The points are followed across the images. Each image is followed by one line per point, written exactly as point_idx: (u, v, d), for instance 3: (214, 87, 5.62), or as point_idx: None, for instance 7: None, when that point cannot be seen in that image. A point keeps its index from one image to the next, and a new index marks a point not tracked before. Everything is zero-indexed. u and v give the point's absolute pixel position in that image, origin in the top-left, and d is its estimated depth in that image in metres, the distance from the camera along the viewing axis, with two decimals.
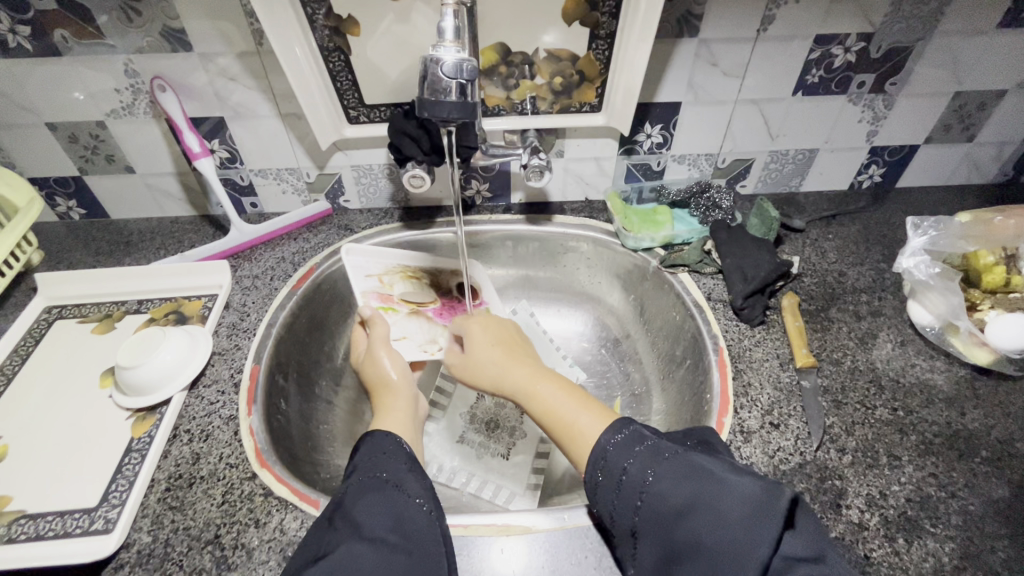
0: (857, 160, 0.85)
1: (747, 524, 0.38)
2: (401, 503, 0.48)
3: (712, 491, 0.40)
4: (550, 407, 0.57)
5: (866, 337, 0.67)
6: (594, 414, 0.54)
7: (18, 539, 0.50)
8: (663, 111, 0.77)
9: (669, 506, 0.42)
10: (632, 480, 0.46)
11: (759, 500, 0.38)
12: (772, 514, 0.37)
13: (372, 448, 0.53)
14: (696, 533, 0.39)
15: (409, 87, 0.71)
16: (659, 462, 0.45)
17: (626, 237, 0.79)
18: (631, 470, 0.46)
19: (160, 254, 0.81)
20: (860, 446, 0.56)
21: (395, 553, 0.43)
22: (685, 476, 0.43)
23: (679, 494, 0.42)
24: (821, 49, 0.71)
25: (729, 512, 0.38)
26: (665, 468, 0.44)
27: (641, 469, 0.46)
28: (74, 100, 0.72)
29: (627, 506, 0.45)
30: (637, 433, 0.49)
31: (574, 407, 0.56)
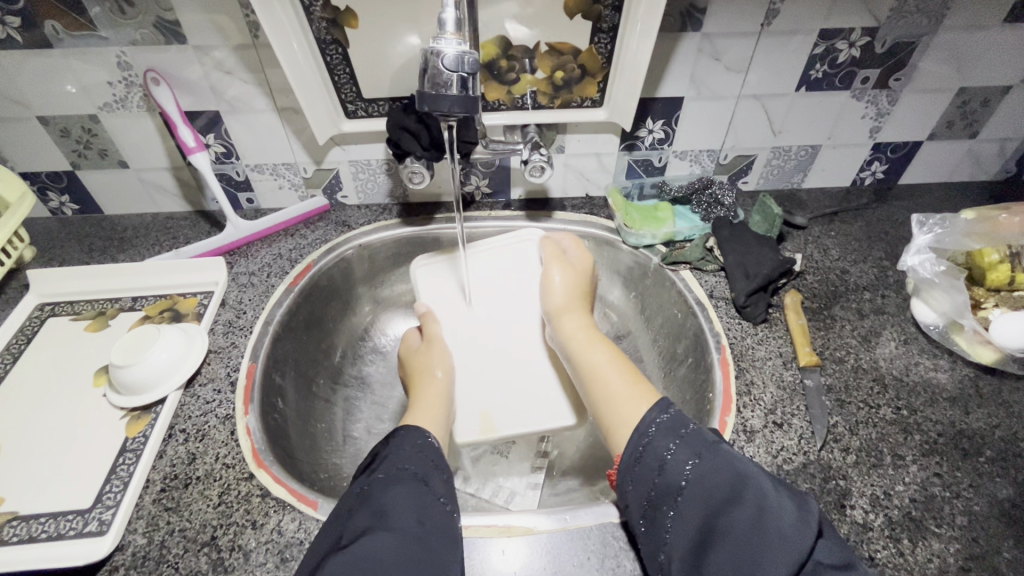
0: (860, 157, 0.84)
1: (792, 531, 0.39)
2: (424, 498, 0.47)
3: (760, 492, 0.41)
4: (600, 369, 0.59)
5: (869, 336, 0.66)
6: (639, 393, 0.55)
7: (10, 541, 0.49)
8: (665, 107, 0.76)
9: (711, 499, 0.42)
10: (675, 463, 0.45)
11: (802, 510, 0.40)
12: (808, 526, 0.39)
13: (403, 439, 0.52)
14: (738, 531, 0.40)
15: (408, 81, 0.70)
16: (706, 452, 0.45)
17: (627, 234, 0.78)
18: (676, 453, 0.46)
19: (155, 250, 0.80)
20: (864, 445, 0.56)
21: (415, 544, 0.43)
22: (725, 473, 0.43)
23: (727, 487, 0.42)
24: (826, 44, 0.70)
25: (771, 516, 0.40)
26: (711, 458, 0.44)
27: (685, 455, 0.45)
28: (66, 94, 0.70)
29: (662, 489, 0.45)
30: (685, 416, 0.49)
31: (623, 380, 0.57)
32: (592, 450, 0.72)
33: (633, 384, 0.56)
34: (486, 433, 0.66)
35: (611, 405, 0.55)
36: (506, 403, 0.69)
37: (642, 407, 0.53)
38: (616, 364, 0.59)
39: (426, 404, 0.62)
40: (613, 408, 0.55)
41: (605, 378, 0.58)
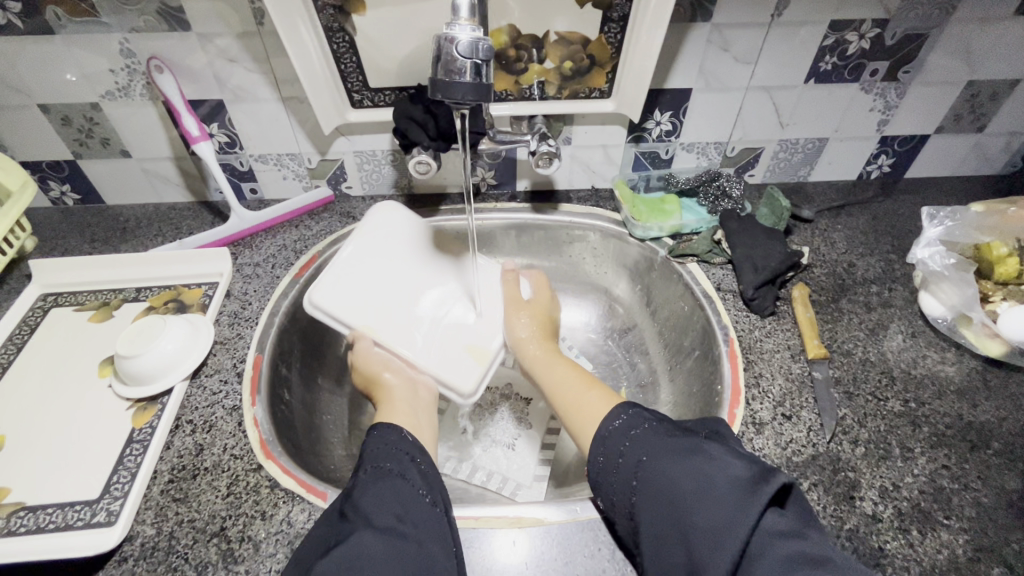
0: (867, 150, 0.84)
1: (729, 502, 0.38)
2: (403, 490, 0.47)
3: (700, 471, 0.41)
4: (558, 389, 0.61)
5: (877, 329, 0.66)
6: (599, 394, 0.57)
7: (18, 531, 0.48)
8: (673, 98, 0.76)
9: (661, 488, 0.43)
10: (628, 461, 0.47)
11: (745, 481, 0.39)
12: (757, 493, 0.38)
13: (376, 437, 0.51)
14: (684, 513, 0.40)
15: (415, 70, 0.69)
16: (652, 446, 0.46)
17: (634, 227, 0.78)
18: (628, 452, 0.47)
19: (158, 241, 0.80)
20: (872, 438, 0.56)
21: (405, 541, 0.43)
22: (678, 453, 0.44)
23: (674, 472, 0.43)
24: (836, 36, 0.69)
25: (716, 489, 0.39)
26: (658, 450, 0.45)
27: (638, 452, 0.47)
28: (68, 81, 0.69)
29: (623, 485, 0.46)
30: (639, 415, 0.50)
31: (580, 389, 0.59)
32: None
33: (596, 390, 0.58)
34: (484, 361, 0.65)
35: (578, 408, 0.57)
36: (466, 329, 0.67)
37: (606, 405, 0.55)
38: (574, 376, 0.62)
39: (406, 408, 0.58)
40: (576, 411, 0.57)
41: (567, 389, 0.60)
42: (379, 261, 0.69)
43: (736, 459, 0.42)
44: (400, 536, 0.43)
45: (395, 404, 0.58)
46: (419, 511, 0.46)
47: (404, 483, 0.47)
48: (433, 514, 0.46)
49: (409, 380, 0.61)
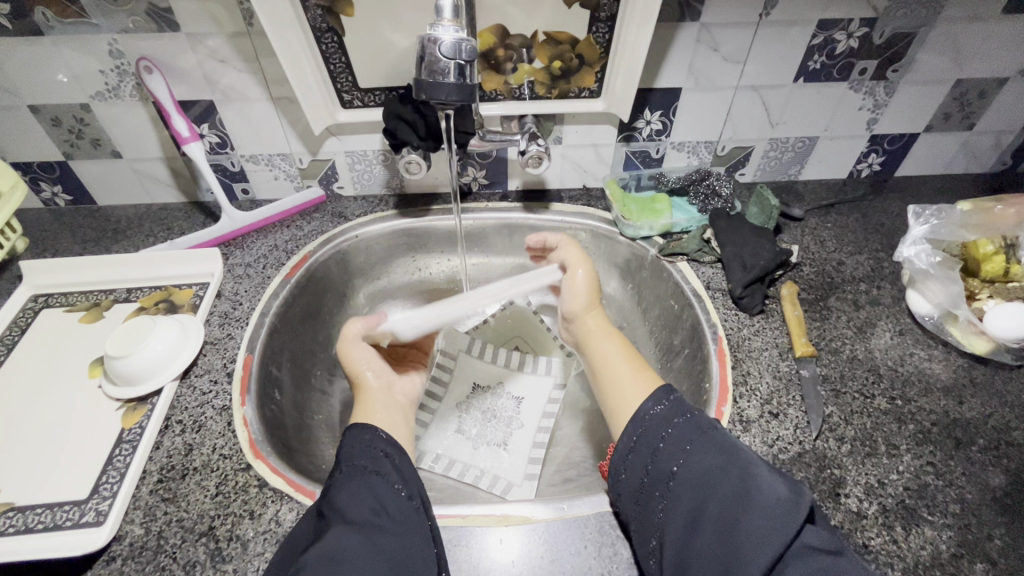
0: (857, 149, 0.84)
1: (773, 510, 0.40)
2: (381, 488, 0.47)
3: (747, 476, 0.42)
4: (608, 362, 0.60)
5: (864, 327, 0.66)
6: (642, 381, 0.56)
7: (7, 531, 0.49)
8: (663, 97, 0.76)
9: (704, 483, 0.43)
10: (669, 448, 0.47)
11: (786, 494, 0.41)
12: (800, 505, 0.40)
13: (351, 438, 0.51)
14: (727, 510, 0.41)
15: (404, 69, 0.69)
16: (698, 437, 0.46)
17: (625, 226, 0.78)
18: (669, 440, 0.47)
19: (149, 241, 0.80)
20: (858, 435, 0.56)
21: (383, 534, 0.43)
22: (723, 452, 0.45)
23: (720, 473, 0.43)
24: (824, 35, 0.70)
25: (763, 493, 0.41)
26: (703, 445, 0.46)
27: (679, 441, 0.47)
28: (58, 82, 0.69)
29: (656, 472, 0.47)
30: (683, 404, 0.50)
31: (630, 369, 0.58)
32: (588, 440, 0.73)
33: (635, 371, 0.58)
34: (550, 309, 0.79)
35: (616, 388, 0.57)
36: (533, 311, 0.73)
37: (644, 390, 0.55)
38: (625, 355, 0.60)
39: (384, 412, 0.58)
40: (615, 393, 0.57)
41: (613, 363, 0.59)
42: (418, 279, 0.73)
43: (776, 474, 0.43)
44: (376, 530, 0.43)
45: (373, 406, 0.58)
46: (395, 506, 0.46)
47: (383, 481, 0.48)
48: (410, 508, 0.46)
49: (386, 384, 0.60)
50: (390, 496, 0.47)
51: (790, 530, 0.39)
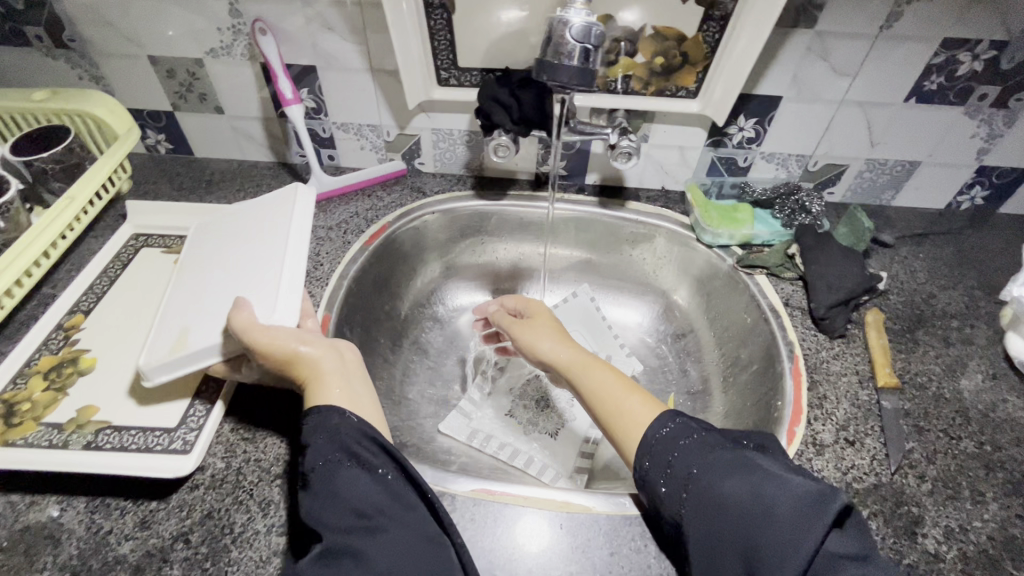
0: (961, 179, 0.80)
1: (795, 518, 0.38)
2: (359, 481, 0.44)
3: (763, 489, 0.40)
4: (598, 391, 0.57)
5: (954, 366, 0.63)
6: (642, 400, 0.54)
7: (103, 447, 0.52)
8: (761, 105, 0.74)
9: (724, 500, 0.42)
10: (678, 467, 0.46)
11: (814, 505, 0.38)
12: (824, 514, 0.37)
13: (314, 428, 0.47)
14: (744, 524, 0.39)
15: (504, 52, 0.70)
16: (704, 457, 0.45)
17: (704, 232, 0.76)
18: (677, 462, 0.46)
19: (240, 195, 0.84)
20: (940, 475, 0.53)
21: (378, 534, 0.41)
22: (735, 469, 0.43)
23: (734, 491, 0.41)
24: (946, 54, 0.66)
25: (779, 507, 0.39)
26: (711, 461, 0.44)
27: (689, 461, 0.46)
28: (177, 36, 0.73)
29: (671, 484, 0.46)
30: (689, 424, 0.49)
31: (621, 391, 0.55)
32: None
33: (634, 393, 0.55)
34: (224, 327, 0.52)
35: (620, 417, 0.53)
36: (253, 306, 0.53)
37: (650, 413, 0.52)
38: (615, 377, 0.57)
39: (343, 384, 0.52)
40: (619, 420, 0.53)
41: (607, 394, 0.55)
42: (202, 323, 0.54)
43: (798, 476, 0.41)
44: (363, 530, 0.41)
45: (330, 385, 0.51)
46: (384, 497, 0.44)
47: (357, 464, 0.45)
48: (401, 489, 0.45)
49: (327, 348, 0.53)
50: (373, 489, 0.44)
51: (818, 541, 0.37)
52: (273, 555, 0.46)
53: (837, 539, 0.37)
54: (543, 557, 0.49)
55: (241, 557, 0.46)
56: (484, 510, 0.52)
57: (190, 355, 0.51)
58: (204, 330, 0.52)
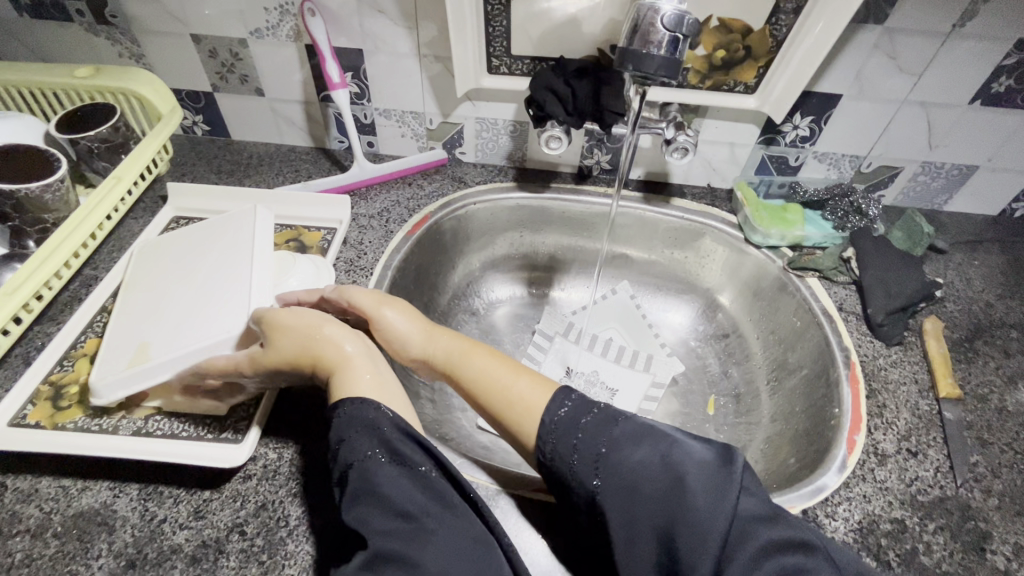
0: (1019, 185, 0.77)
1: (708, 487, 0.39)
2: (395, 475, 0.42)
3: (674, 460, 0.41)
4: (483, 382, 0.52)
5: (1016, 377, 0.61)
6: (530, 379, 0.50)
7: (155, 434, 0.51)
8: (819, 102, 0.72)
9: (638, 474, 0.41)
10: (586, 439, 0.43)
11: (714, 478, 0.40)
12: (726, 480, 0.40)
13: (347, 420, 0.46)
14: (663, 499, 0.39)
15: (559, 40, 0.68)
16: (620, 424, 0.44)
17: (754, 232, 0.75)
18: (584, 440, 0.44)
19: (278, 180, 0.82)
20: (1007, 490, 0.52)
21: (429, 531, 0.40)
22: (640, 435, 0.43)
23: (650, 462, 0.41)
24: (1019, 56, 0.64)
25: (688, 476, 0.40)
26: (628, 432, 0.43)
27: (597, 437, 0.43)
28: (222, 15, 0.72)
29: (580, 465, 0.43)
30: (586, 400, 0.47)
31: (506, 373, 0.51)
32: None
33: (525, 373, 0.51)
34: (184, 338, 0.51)
35: (510, 406, 0.49)
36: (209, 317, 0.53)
37: (541, 392, 0.49)
38: (499, 362, 0.53)
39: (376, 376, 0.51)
40: (511, 409, 0.49)
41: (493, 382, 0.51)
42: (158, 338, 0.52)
43: (694, 441, 0.43)
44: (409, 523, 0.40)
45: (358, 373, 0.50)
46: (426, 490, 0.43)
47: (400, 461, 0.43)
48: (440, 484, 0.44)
49: (349, 335, 0.53)
50: (418, 487, 0.42)
51: (731, 509, 0.39)
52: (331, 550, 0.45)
53: (745, 502, 0.40)
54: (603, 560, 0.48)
55: (298, 550, 0.45)
56: (542, 511, 0.51)
57: (151, 369, 0.49)
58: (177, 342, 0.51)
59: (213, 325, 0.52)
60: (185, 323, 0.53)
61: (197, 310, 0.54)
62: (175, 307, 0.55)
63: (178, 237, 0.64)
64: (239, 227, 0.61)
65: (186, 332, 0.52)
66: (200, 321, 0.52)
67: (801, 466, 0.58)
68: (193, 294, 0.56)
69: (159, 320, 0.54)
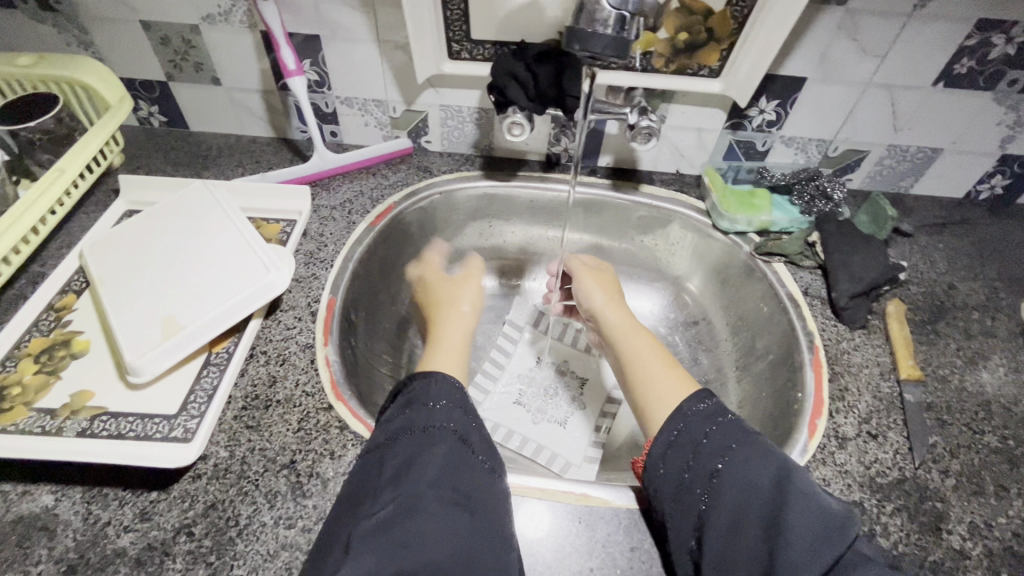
0: (983, 167, 0.78)
1: (818, 516, 0.38)
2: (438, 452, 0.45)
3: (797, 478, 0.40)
4: (635, 359, 0.59)
5: (976, 358, 0.62)
6: (676, 376, 0.54)
7: (100, 435, 0.49)
8: (784, 86, 0.71)
9: (756, 484, 0.41)
10: (712, 445, 0.44)
11: (836, 517, 0.38)
12: (840, 520, 0.38)
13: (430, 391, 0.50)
14: (771, 508, 0.39)
15: (519, 24, 0.66)
16: (744, 439, 0.44)
17: (720, 217, 0.74)
18: (712, 437, 0.45)
19: (238, 172, 0.80)
20: (964, 470, 0.52)
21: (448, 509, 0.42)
22: (767, 455, 0.42)
23: (766, 473, 0.41)
24: (980, 37, 0.64)
25: (808, 503, 0.39)
26: (747, 444, 0.43)
27: (726, 439, 0.44)
28: (171, 1, 0.69)
29: (697, 469, 0.43)
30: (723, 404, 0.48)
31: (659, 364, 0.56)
32: None
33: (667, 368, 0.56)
34: (210, 302, 0.55)
35: (651, 385, 0.54)
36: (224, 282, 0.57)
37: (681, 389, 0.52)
38: (658, 352, 0.58)
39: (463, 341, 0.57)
40: (650, 388, 0.54)
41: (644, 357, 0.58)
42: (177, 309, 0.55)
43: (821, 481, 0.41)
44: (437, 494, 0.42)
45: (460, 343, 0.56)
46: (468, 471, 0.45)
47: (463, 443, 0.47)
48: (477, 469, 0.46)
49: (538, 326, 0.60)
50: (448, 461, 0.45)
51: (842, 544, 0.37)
52: (282, 548, 0.44)
53: (861, 543, 0.38)
54: (562, 551, 0.47)
55: (247, 550, 0.44)
56: None
57: (189, 333, 0.52)
58: (196, 311, 0.54)
59: (238, 283, 0.57)
60: (201, 290, 0.56)
61: (206, 278, 0.57)
62: (173, 282, 0.57)
63: (143, 223, 0.63)
64: (220, 203, 0.64)
65: (203, 298, 0.55)
66: (215, 287, 0.56)
67: None
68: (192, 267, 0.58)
69: (156, 298, 0.56)
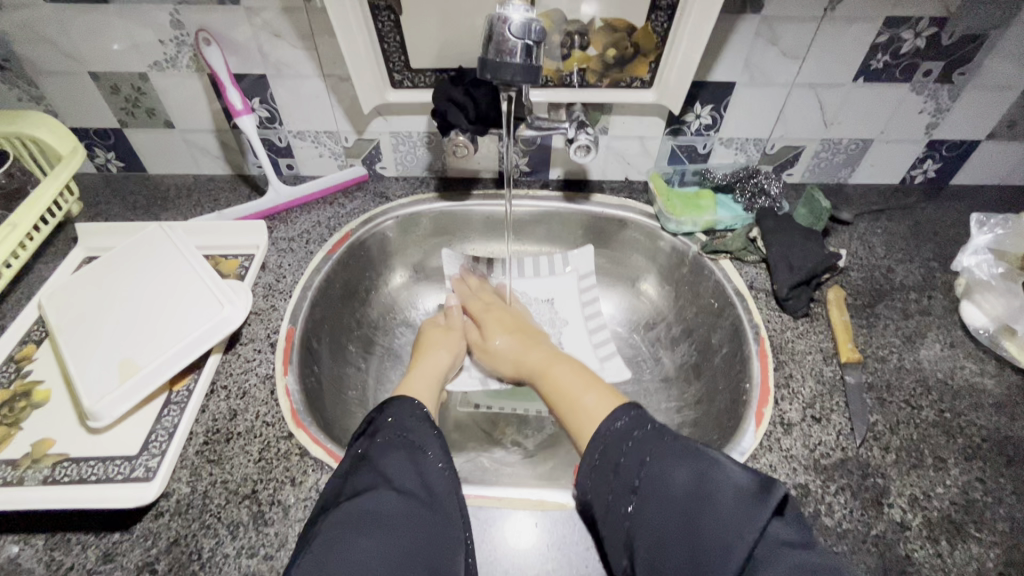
0: (913, 154, 0.82)
1: (730, 505, 0.39)
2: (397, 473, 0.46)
3: (707, 475, 0.42)
4: (557, 385, 0.61)
5: (913, 337, 0.64)
6: (598, 395, 0.56)
7: (62, 481, 0.50)
8: (715, 91, 0.74)
9: (672, 483, 0.43)
10: (628, 461, 0.47)
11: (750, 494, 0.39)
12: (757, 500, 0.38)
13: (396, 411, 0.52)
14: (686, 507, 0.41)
15: (456, 51, 0.69)
16: (659, 445, 0.46)
17: (667, 220, 0.77)
18: (628, 452, 0.47)
19: (197, 211, 0.82)
20: (904, 445, 0.55)
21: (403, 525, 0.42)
22: (685, 454, 0.44)
23: (681, 474, 0.43)
24: (890, 33, 0.67)
25: (720, 495, 0.40)
26: (663, 449, 0.45)
27: (643, 446, 0.47)
28: (117, 52, 0.71)
29: (620, 487, 0.46)
30: (642, 418, 0.51)
31: (581, 388, 0.58)
32: None
33: (595, 390, 0.57)
34: (171, 340, 0.56)
35: (578, 413, 0.56)
36: (184, 320, 0.58)
37: (604, 407, 0.55)
38: (576, 374, 0.61)
39: (569, 387, 0.59)
40: (574, 414, 0.56)
41: (566, 387, 0.60)
42: (139, 353, 0.56)
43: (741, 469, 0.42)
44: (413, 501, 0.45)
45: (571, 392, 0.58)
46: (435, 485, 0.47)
47: (415, 460, 0.48)
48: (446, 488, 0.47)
49: (566, 367, 0.62)
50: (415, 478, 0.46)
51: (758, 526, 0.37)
52: None
53: (778, 527, 0.38)
54: (519, 557, 0.49)
55: None
56: None
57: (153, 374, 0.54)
58: (156, 352, 0.55)
59: (200, 319, 0.58)
60: (162, 330, 0.57)
61: (166, 318, 0.58)
62: (131, 326, 0.58)
63: (98, 272, 0.64)
64: (174, 243, 0.66)
65: (165, 339, 0.57)
66: (175, 327, 0.58)
67: (718, 443, 0.60)
68: (152, 309, 0.60)
69: (117, 344, 0.57)
